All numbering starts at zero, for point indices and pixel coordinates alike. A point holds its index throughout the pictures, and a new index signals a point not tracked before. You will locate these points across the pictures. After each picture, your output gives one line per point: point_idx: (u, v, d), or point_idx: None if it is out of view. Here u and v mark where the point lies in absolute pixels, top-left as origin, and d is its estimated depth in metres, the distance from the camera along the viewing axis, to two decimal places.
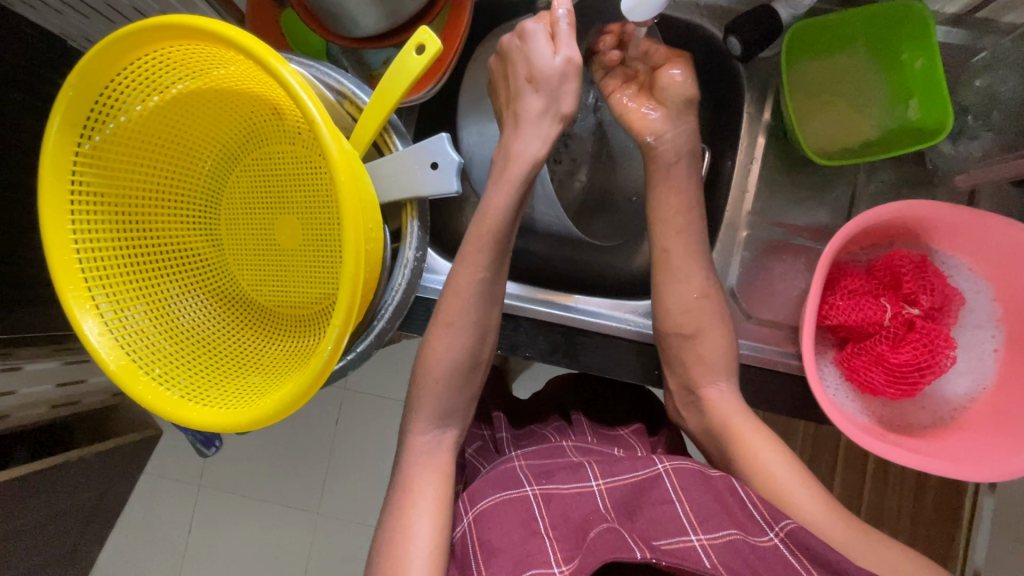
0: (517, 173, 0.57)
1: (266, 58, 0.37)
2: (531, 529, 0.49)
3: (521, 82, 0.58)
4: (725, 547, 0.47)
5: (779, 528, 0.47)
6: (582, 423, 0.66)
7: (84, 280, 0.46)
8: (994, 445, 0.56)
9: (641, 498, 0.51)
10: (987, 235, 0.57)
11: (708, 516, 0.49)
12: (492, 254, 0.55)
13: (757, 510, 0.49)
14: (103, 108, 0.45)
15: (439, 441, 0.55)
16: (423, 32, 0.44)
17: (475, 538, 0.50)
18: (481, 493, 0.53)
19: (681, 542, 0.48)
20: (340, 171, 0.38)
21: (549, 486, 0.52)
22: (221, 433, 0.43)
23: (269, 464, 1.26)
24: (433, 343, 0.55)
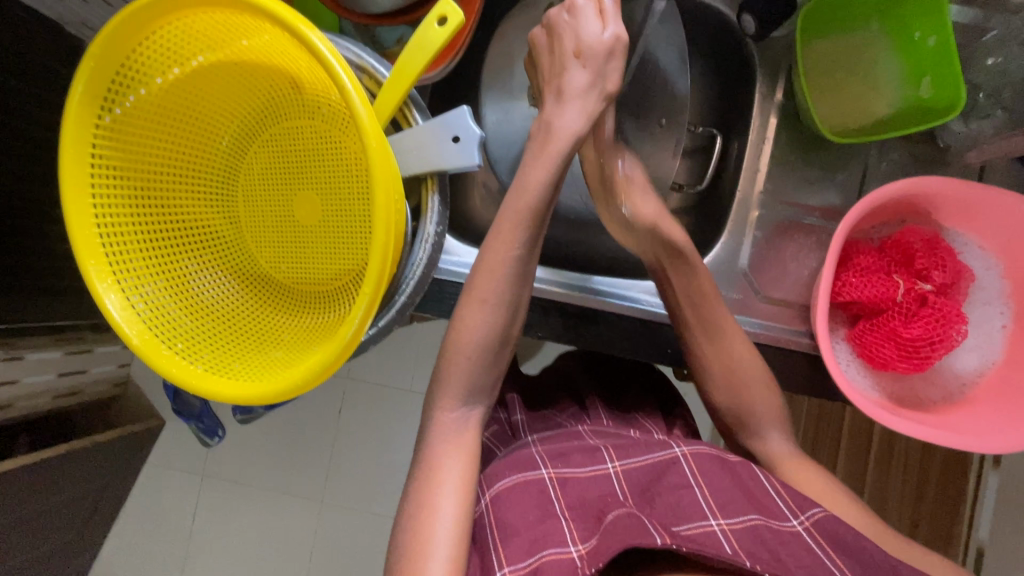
0: (560, 148, 0.53)
1: (295, 24, 0.38)
2: (548, 511, 0.49)
3: (568, 56, 0.54)
4: (746, 531, 0.48)
5: (804, 517, 0.50)
6: (598, 408, 0.67)
7: (105, 254, 0.46)
8: (1003, 418, 0.56)
9: (658, 483, 0.52)
10: (998, 211, 0.58)
11: (728, 502, 0.51)
12: (528, 230, 0.52)
13: (782, 502, 0.51)
14: (123, 80, 0.45)
15: (466, 421, 0.53)
16: (445, 4, 0.44)
17: (492, 519, 0.50)
18: (498, 476, 0.54)
19: (702, 527, 0.48)
20: (372, 138, 0.40)
21: (564, 471, 0.52)
22: (247, 405, 0.43)
23: (274, 452, 1.27)
24: (465, 320, 0.52)
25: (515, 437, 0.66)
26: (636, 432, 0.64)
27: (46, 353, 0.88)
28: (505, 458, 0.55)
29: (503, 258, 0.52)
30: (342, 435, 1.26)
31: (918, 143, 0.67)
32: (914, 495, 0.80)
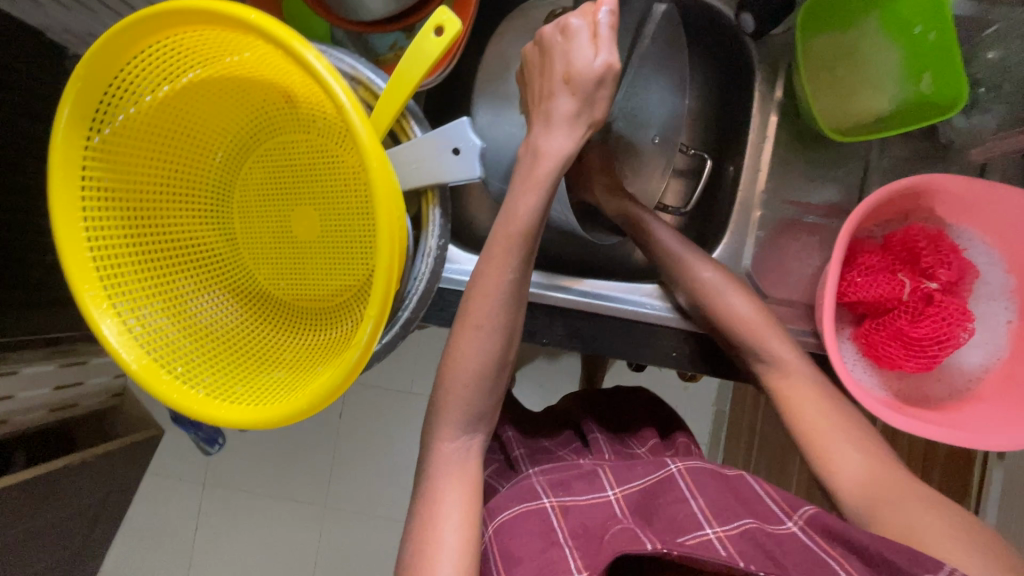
0: (547, 174, 0.52)
1: (290, 43, 0.37)
2: (552, 539, 0.49)
3: (557, 79, 0.52)
4: (742, 536, 0.47)
5: (797, 515, 0.49)
6: (599, 441, 0.65)
7: (99, 279, 0.45)
8: (1010, 414, 0.57)
9: (657, 502, 0.52)
10: (1001, 206, 0.58)
11: (723, 510, 0.50)
12: (520, 258, 0.51)
13: (774, 504, 0.51)
14: (112, 99, 0.43)
15: (467, 448, 0.53)
16: (441, 13, 0.43)
17: (498, 551, 0.50)
18: (498, 509, 0.53)
19: (697, 534, 0.48)
20: (372, 158, 0.39)
21: (565, 499, 0.52)
22: (252, 430, 0.42)
23: (276, 461, 1.26)
24: (460, 343, 0.52)
25: (517, 471, 0.65)
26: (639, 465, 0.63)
27: (39, 368, 0.85)
28: (510, 489, 0.55)
29: (496, 286, 0.51)
30: (343, 442, 1.25)
31: (919, 139, 0.67)
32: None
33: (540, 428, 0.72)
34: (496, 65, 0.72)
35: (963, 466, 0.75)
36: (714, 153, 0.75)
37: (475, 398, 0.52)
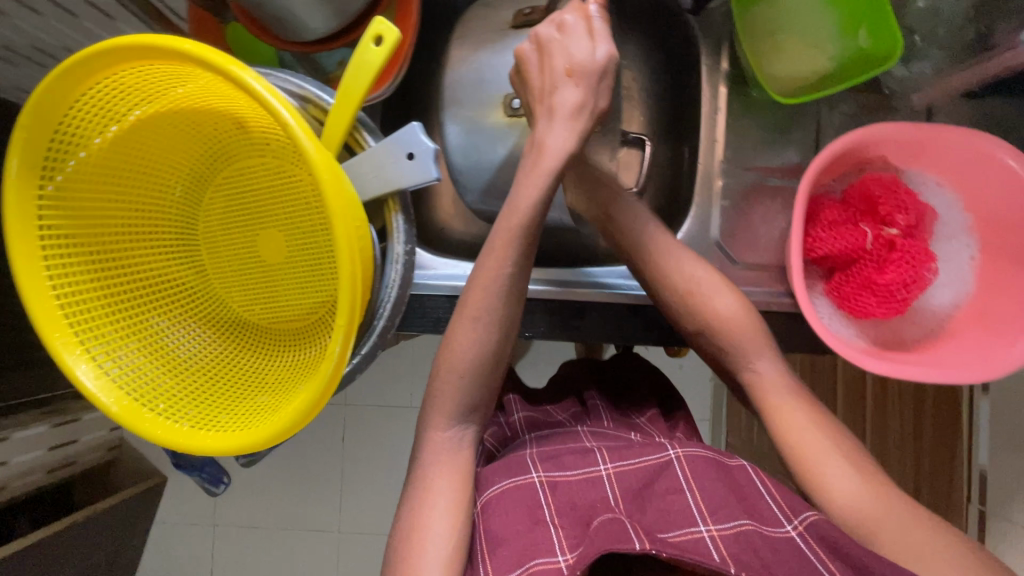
0: (552, 167, 0.52)
1: (226, 66, 0.37)
2: (536, 517, 0.49)
3: (558, 74, 0.53)
4: (736, 537, 0.47)
5: (799, 521, 0.47)
6: (599, 410, 0.66)
7: (70, 325, 0.45)
8: (983, 344, 0.58)
9: (651, 485, 0.51)
10: (948, 148, 0.60)
11: (719, 507, 0.49)
12: (520, 253, 0.51)
13: (774, 502, 0.49)
14: (60, 146, 0.43)
15: (460, 440, 0.53)
16: (378, 22, 0.43)
17: (483, 530, 0.50)
18: (486, 482, 0.54)
19: (690, 533, 0.47)
20: (322, 170, 0.39)
21: (554, 474, 0.53)
22: (240, 455, 0.42)
23: (283, 492, 1.26)
24: (456, 339, 0.52)
25: (515, 436, 0.63)
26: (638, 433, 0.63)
27: (30, 431, 0.88)
28: (497, 462, 0.56)
29: (492, 278, 0.51)
30: (350, 463, 1.25)
31: (866, 92, 0.69)
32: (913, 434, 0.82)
33: (543, 399, 0.71)
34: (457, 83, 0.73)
35: (952, 404, 0.77)
36: (672, 133, 0.77)
37: (466, 390, 0.52)
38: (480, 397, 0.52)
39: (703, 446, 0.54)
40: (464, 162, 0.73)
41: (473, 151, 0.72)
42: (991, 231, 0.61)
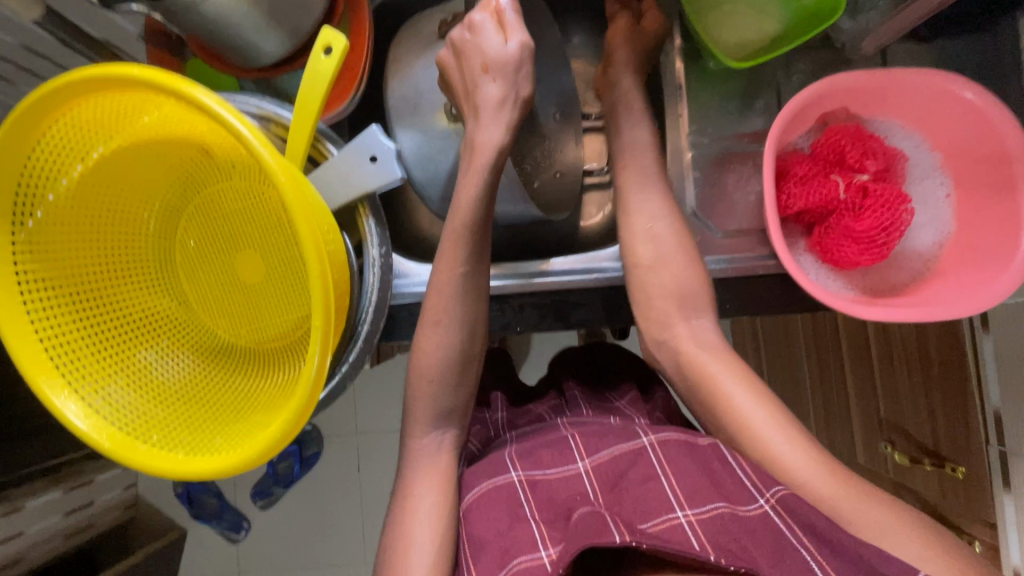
0: (486, 162, 0.55)
1: (174, 84, 0.37)
2: (519, 515, 0.50)
3: (476, 72, 0.56)
4: (713, 520, 0.46)
5: (770, 495, 0.46)
6: (577, 399, 0.67)
7: (55, 368, 0.45)
8: (974, 280, 0.58)
9: (626, 473, 0.52)
10: (908, 91, 0.61)
11: (695, 493, 0.49)
12: (468, 250, 0.55)
13: (743, 473, 0.48)
14: (29, 191, 0.44)
15: (439, 444, 0.55)
16: (325, 34, 0.45)
17: (467, 535, 0.51)
18: (469, 486, 0.55)
19: (667, 520, 0.47)
20: (280, 174, 0.39)
21: (534, 473, 0.53)
22: (237, 474, 0.42)
23: (303, 527, 1.29)
24: (423, 344, 0.55)
25: (496, 435, 0.65)
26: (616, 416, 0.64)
27: (44, 497, 0.98)
28: (476, 465, 0.57)
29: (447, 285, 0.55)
30: (365, 488, 1.29)
31: (820, 49, 0.70)
32: (923, 384, 0.81)
33: (530, 398, 0.73)
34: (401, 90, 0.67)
35: (955, 346, 0.76)
36: None
37: (440, 394, 0.55)
38: (454, 398, 0.56)
39: (676, 429, 0.55)
40: (424, 175, 0.68)
41: (427, 158, 0.67)
42: (963, 167, 0.61)
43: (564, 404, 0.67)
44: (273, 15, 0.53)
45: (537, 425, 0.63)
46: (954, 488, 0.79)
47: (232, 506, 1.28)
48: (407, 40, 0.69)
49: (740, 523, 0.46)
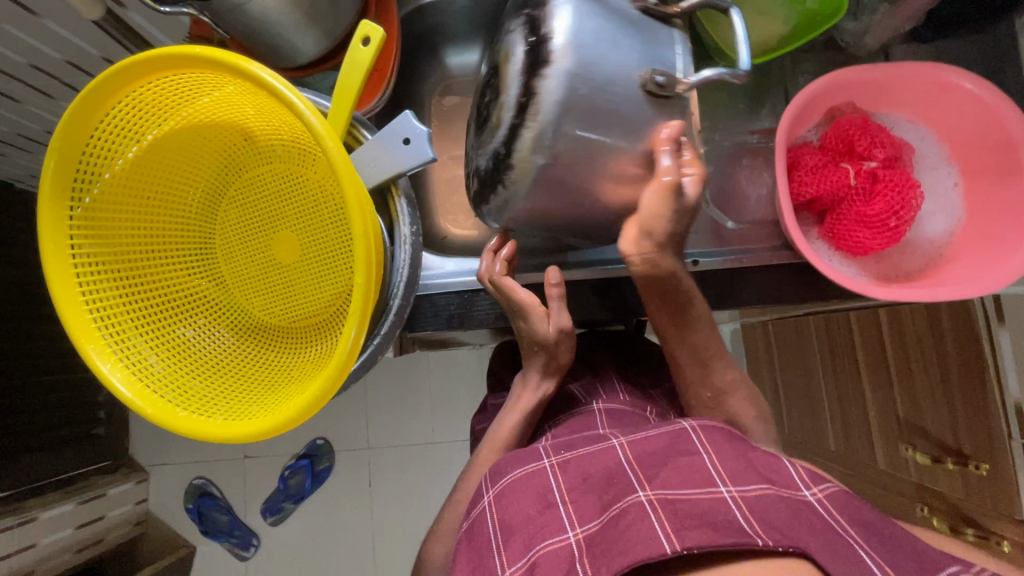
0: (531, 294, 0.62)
1: (233, 60, 0.40)
2: (547, 500, 0.51)
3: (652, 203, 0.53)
4: (759, 497, 0.46)
5: (817, 488, 0.47)
6: (611, 380, 0.70)
7: (102, 337, 0.47)
8: (986, 262, 0.59)
9: (666, 453, 0.51)
10: (912, 85, 0.64)
11: (738, 474, 0.48)
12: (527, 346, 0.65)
13: (795, 472, 0.48)
14: (86, 170, 0.47)
15: None
16: (364, 25, 0.48)
17: (495, 520, 0.51)
18: (502, 472, 0.55)
19: (710, 493, 0.46)
20: (330, 139, 0.41)
21: (565, 456, 0.55)
22: (275, 435, 0.44)
23: (313, 541, 1.29)
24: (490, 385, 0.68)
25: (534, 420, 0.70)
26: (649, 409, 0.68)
27: (57, 509, 1.05)
28: (509, 454, 0.57)
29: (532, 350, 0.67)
30: (377, 502, 1.29)
31: (824, 50, 0.74)
32: (942, 384, 0.76)
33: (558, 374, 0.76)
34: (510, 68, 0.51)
35: (971, 337, 0.71)
36: None
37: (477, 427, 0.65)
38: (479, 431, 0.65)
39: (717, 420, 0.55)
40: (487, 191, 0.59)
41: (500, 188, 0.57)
42: (970, 156, 0.63)
43: (593, 380, 0.71)
44: (312, 16, 0.57)
45: (572, 411, 0.67)
46: (978, 487, 0.73)
47: (242, 523, 1.29)
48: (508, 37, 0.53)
49: (788, 504, 0.45)
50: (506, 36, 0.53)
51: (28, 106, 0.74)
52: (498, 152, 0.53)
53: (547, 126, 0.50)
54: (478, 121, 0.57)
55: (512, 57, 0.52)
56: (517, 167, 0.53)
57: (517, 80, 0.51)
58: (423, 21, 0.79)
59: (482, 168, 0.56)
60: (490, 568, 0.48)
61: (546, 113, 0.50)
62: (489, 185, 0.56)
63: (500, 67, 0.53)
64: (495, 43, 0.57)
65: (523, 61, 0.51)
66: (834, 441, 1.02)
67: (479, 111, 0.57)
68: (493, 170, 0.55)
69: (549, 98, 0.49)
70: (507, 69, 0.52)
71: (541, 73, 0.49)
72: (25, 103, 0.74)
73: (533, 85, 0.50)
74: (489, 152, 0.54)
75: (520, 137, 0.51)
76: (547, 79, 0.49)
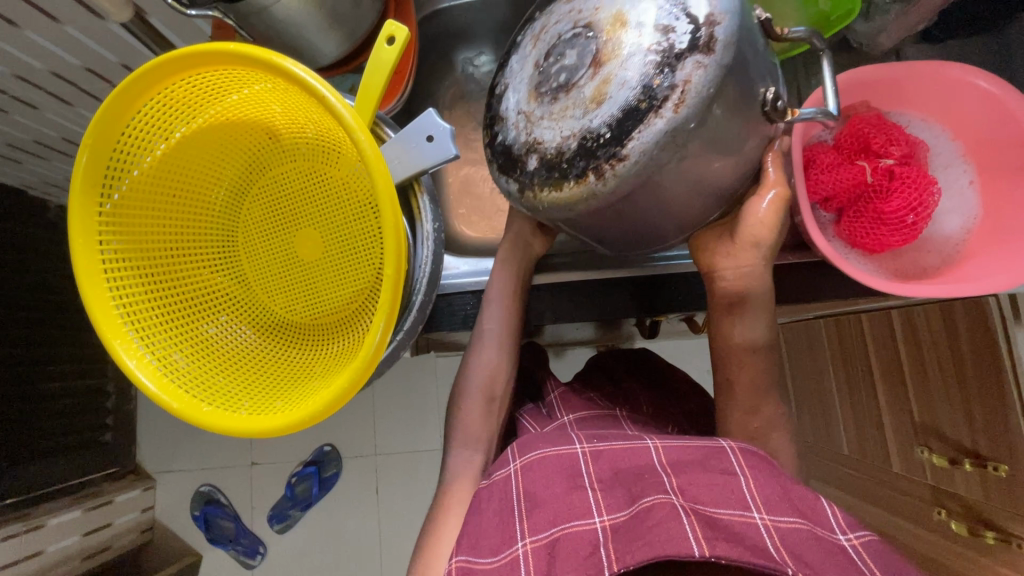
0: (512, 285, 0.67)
1: (266, 56, 0.41)
2: (575, 483, 0.53)
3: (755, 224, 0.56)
4: (791, 530, 0.46)
5: (853, 536, 0.47)
6: (639, 400, 0.76)
7: (129, 333, 0.48)
8: (1005, 258, 0.59)
9: (701, 466, 0.52)
10: (925, 84, 0.64)
11: (774, 501, 0.48)
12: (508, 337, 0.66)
13: (831, 513, 0.49)
14: (115, 167, 0.48)
15: (466, 470, 0.63)
16: (389, 24, 0.48)
17: (522, 489, 0.53)
18: (530, 447, 0.57)
19: (742, 518, 0.47)
20: (360, 132, 0.41)
21: (598, 445, 0.56)
22: (301, 429, 0.44)
23: (320, 549, 1.28)
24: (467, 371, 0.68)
25: (552, 418, 0.72)
26: (670, 427, 0.72)
27: (65, 516, 1.05)
28: (541, 432, 0.59)
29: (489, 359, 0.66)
30: (386, 509, 1.28)
31: (838, 52, 0.76)
32: (957, 386, 0.74)
33: (583, 386, 0.79)
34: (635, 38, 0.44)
35: (984, 331, 0.69)
36: None
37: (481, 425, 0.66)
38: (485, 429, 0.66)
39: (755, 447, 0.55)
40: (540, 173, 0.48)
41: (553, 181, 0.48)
42: (984, 154, 0.64)
43: (615, 398, 0.76)
44: (334, 19, 0.58)
45: (593, 412, 0.71)
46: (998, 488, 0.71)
47: (247, 531, 1.28)
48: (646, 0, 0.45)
49: (820, 542, 0.46)
50: None
51: (44, 112, 0.75)
52: (594, 133, 0.45)
53: (684, 122, 0.43)
54: (541, 84, 0.48)
55: (632, 27, 0.45)
56: (626, 160, 0.44)
57: (643, 57, 0.44)
58: (437, 25, 0.80)
59: (552, 147, 0.47)
60: (512, 531, 0.51)
61: (691, 106, 0.43)
62: (561, 172, 0.47)
63: (603, 33, 0.46)
64: None
65: (654, 37, 0.44)
66: (848, 445, 1.00)
67: (548, 74, 0.48)
68: (576, 154, 0.46)
69: (698, 90, 0.43)
70: (620, 38, 0.45)
71: (689, 58, 0.43)
72: (41, 108, 0.74)
73: (671, 70, 0.43)
74: (576, 131, 0.46)
75: (641, 125, 0.44)
76: (698, 69, 0.43)
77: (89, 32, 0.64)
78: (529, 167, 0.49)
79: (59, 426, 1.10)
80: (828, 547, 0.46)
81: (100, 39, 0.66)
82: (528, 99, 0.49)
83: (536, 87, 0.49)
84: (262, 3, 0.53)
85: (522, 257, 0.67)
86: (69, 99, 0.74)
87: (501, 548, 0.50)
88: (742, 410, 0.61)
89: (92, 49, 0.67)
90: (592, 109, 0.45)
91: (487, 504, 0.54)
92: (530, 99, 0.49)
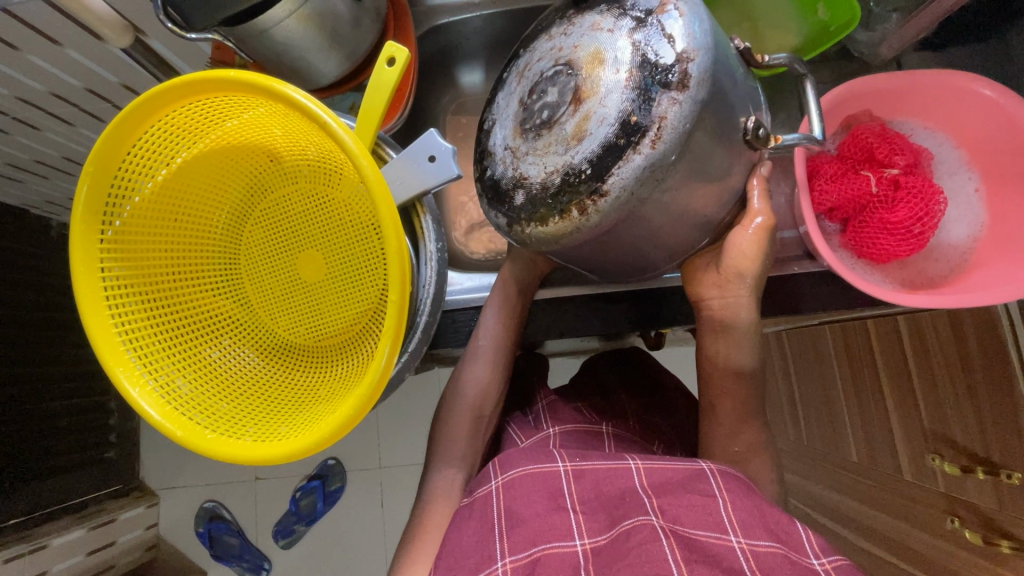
0: (505, 307, 0.67)
1: (268, 83, 0.41)
2: (558, 504, 0.54)
3: (734, 247, 0.56)
4: (767, 554, 0.47)
5: (825, 559, 0.48)
6: (628, 414, 0.76)
7: (131, 360, 0.47)
8: (1014, 266, 0.58)
9: (681, 488, 0.53)
10: (928, 93, 0.64)
11: (751, 523, 0.49)
12: (500, 357, 0.68)
13: (806, 538, 0.49)
14: (116, 194, 0.48)
15: (454, 482, 0.65)
16: (389, 46, 0.48)
17: (502, 507, 0.55)
18: (512, 463, 0.58)
19: (719, 539, 0.48)
20: (362, 157, 0.41)
21: (580, 463, 0.57)
22: (307, 456, 0.43)
23: (321, 564, 1.27)
24: (463, 382, 0.69)
25: (538, 429, 0.72)
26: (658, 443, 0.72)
27: (67, 535, 1.03)
28: (520, 447, 0.60)
29: (482, 378, 0.68)
30: (388, 524, 1.27)
31: (836, 61, 0.76)
32: (966, 392, 0.71)
33: (580, 398, 0.79)
34: (612, 71, 0.44)
35: (992, 338, 0.67)
36: None
37: (468, 438, 0.68)
38: (471, 445, 0.68)
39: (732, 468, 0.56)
40: (528, 207, 0.48)
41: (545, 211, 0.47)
42: (989, 162, 0.63)
43: (604, 407, 0.76)
44: (334, 40, 0.58)
45: (579, 426, 0.70)
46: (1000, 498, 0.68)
47: (252, 547, 1.28)
48: (619, 33, 0.45)
49: (794, 566, 0.47)
50: (592, 35, 0.46)
51: (46, 132, 0.75)
52: (575, 169, 0.45)
53: (663, 156, 0.43)
54: (524, 121, 0.48)
55: (610, 64, 0.45)
56: (608, 195, 0.44)
57: (621, 94, 0.44)
58: (437, 42, 0.81)
59: (537, 183, 0.47)
60: (490, 551, 0.52)
61: (668, 142, 0.43)
62: (546, 208, 0.47)
63: (582, 69, 0.46)
64: (562, 32, 0.49)
65: (631, 73, 0.44)
66: (856, 452, 0.96)
67: (531, 111, 0.48)
68: (560, 190, 0.46)
69: (675, 126, 0.43)
70: (598, 74, 0.45)
71: (664, 94, 0.43)
72: (42, 129, 0.74)
73: (649, 105, 0.43)
74: (559, 167, 0.46)
75: (621, 161, 0.44)
76: (674, 104, 0.43)
77: (91, 54, 0.64)
78: (515, 203, 0.49)
79: (62, 445, 1.09)
80: (801, 572, 0.47)
81: (102, 61, 0.66)
82: (513, 136, 0.49)
83: (520, 124, 0.48)
84: (263, 26, 0.54)
85: (524, 272, 0.66)
86: (71, 120, 0.74)
87: (480, 567, 0.51)
88: (724, 434, 0.63)
89: (93, 72, 0.67)
90: (574, 144, 0.45)
91: (474, 525, 0.54)
92: (515, 135, 0.49)
